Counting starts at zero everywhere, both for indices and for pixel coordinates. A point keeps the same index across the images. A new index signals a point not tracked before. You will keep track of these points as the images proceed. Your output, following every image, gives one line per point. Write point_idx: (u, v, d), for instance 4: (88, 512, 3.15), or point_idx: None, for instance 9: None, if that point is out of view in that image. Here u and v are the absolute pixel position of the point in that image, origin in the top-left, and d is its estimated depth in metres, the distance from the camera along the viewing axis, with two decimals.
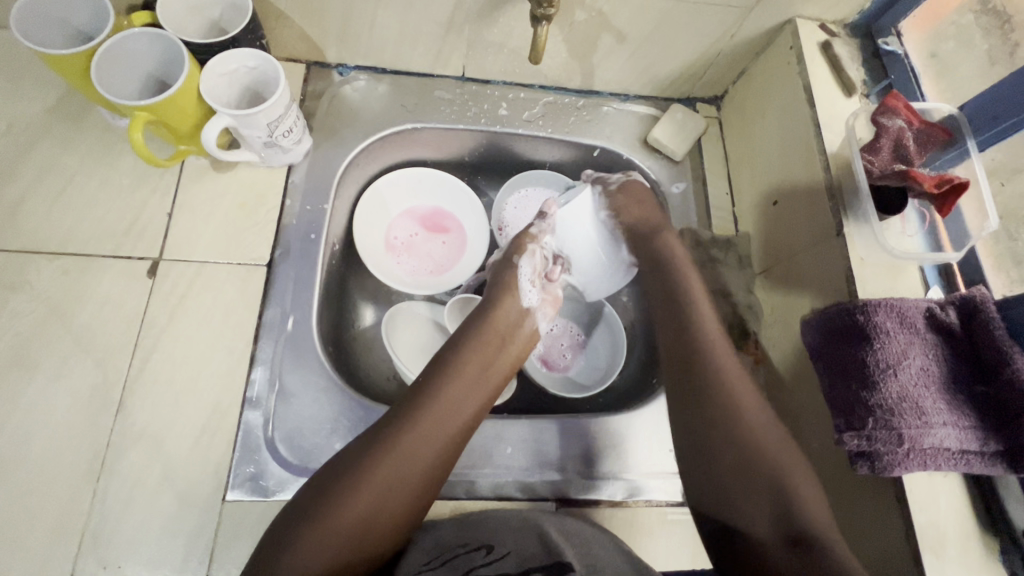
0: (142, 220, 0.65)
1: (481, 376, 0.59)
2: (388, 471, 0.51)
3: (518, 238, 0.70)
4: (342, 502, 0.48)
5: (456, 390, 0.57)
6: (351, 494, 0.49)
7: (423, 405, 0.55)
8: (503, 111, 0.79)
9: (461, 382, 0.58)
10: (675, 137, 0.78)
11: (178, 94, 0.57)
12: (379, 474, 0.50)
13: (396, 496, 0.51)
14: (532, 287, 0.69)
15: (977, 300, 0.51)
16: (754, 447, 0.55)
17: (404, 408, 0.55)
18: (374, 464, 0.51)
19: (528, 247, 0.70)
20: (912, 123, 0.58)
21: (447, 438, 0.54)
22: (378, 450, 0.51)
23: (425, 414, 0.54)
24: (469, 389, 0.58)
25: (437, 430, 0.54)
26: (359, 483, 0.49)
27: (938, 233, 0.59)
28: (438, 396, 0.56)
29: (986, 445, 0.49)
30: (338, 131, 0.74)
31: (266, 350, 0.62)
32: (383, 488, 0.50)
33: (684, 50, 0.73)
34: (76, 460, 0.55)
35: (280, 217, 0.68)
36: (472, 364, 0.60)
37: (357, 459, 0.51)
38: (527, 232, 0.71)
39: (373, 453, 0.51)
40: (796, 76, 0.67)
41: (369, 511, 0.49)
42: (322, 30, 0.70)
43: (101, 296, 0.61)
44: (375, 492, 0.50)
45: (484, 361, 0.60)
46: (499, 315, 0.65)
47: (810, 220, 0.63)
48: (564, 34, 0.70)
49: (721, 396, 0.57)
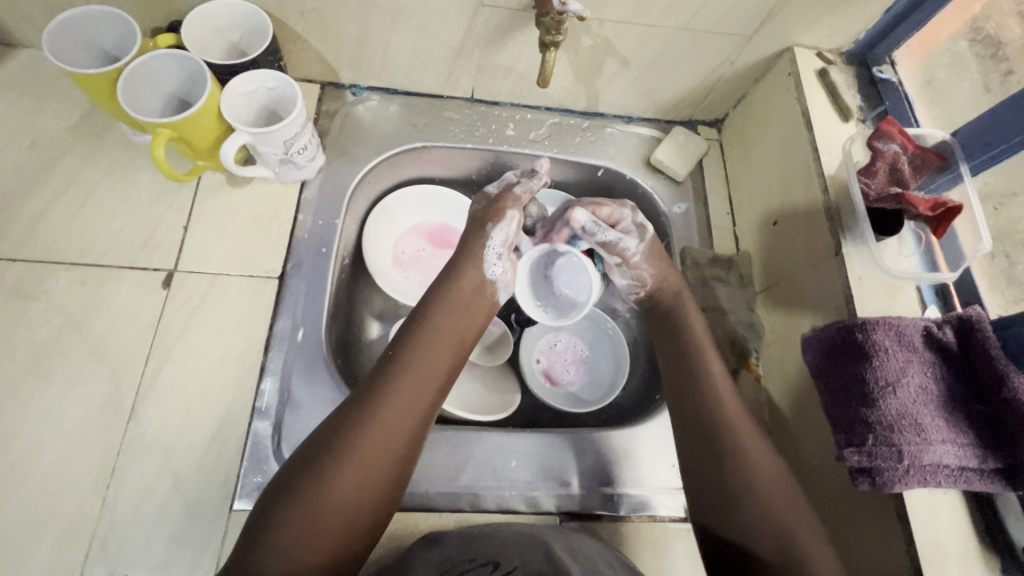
0: (159, 233, 0.66)
1: (447, 345, 0.60)
2: (365, 449, 0.51)
3: (500, 200, 0.69)
4: (325, 486, 0.48)
5: (422, 361, 0.58)
6: (333, 477, 0.49)
7: (391, 380, 0.55)
8: (510, 131, 0.81)
9: (427, 353, 0.59)
10: (677, 159, 0.80)
11: (199, 112, 0.59)
12: (355, 452, 0.50)
13: (379, 472, 0.51)
14: (498, 258, 0.68)
15: (973, 319, 0.53)
16: (738, 454, 0.55)
17: (371, 385, 0.55)
18: (351, 443, 0.51)
19: (501, 220, 0.68)
20: (907, 148, 0.61)
21: (420, 408, 0.55)
22: (350, 429, 0.51)
23: (395, 388, 0.55)
24: (434, 358, 0.59)
25: (409, 401, 0.54)
26: (340, 467, 0.49)
27: (934, 254, 0.61)
28: (405, 370, 0.56)
29: (984, 462, 0.50)
30: (350, 148, 0.76)
31: (276, 361, 0.63)
32: (365, 465, 0.50)
33: (686, 76, 0.75)
34: (87, 468, 0.56)
35: (293, 231, 0.70)
36: (438, 334, 0.60)
37: (333, 442, 0.51)
38: (508, 195, 0.70)
39: (348, 432, 0.51)
40: (794, 101, 0.69)
41: (355, 491, 0.49)
42: (338, 53, 0.72)
43: (117, 306, 0.62)
44: (355, 472, 0.50)
45: (448, 330, 0.61)
46: (463, 282, 0.65)
47: (810, 240, 0.65)
48: (571, 59, 0.72)
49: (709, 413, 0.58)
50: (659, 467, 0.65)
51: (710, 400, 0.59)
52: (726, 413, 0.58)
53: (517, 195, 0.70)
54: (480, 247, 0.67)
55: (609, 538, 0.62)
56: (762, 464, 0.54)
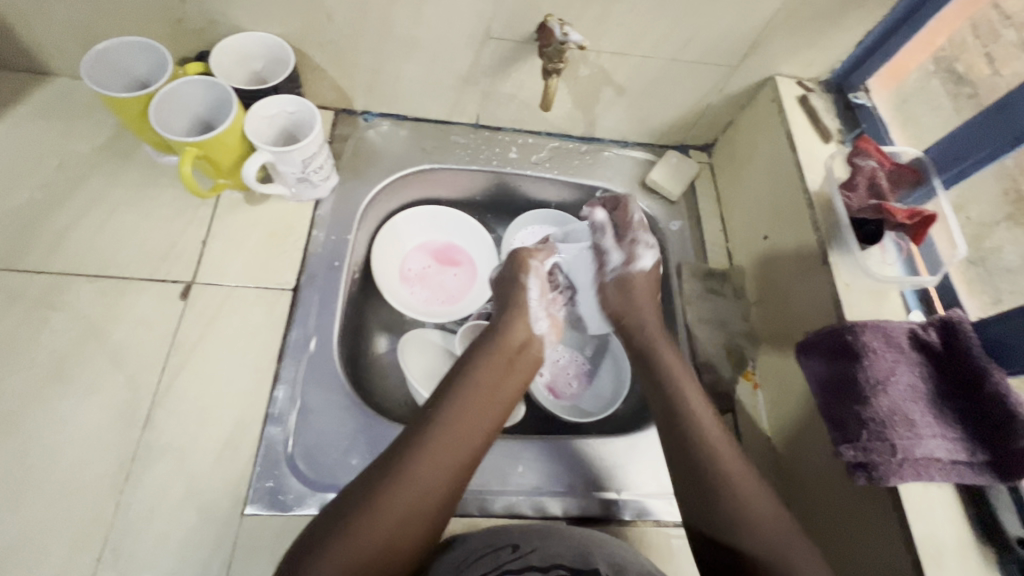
0: (178, 247, 0.69)
1: (488, 404, 0.61)
2: (397, 506, 0.52)
3: (518, 253, 0.75)
4: (354, 538, 0.49)
5: (462, 419, 0.58)
6: (363, 531, 0.50)
7: (429, 436, 0.56)
8: (513, 154, 0.86)
9: (468, 410, 0.59)
10: (671, 180, 0.85)
11: (225, 133, 0.63)
12: (386, 508, 0.51)
13: (407, 531, 0.51)
14: (540, 312, 0.71)
15: (954, 321, 0.56)
16: (722, 480, 0.56)
17: (409, 439, 0.56)
18: (383, 497, 0.52)
19: (530, 269, 0.73)
20: (884, 164, 0.65)
21: (452, 469, 0.55)
22: (385, 482, 0.53)
23: (429, 446, 0.55)
24: (473, 416, 0.59)
25: (442, 462, 0.55)
26: (370, 521, 0.50)
27: (914, 261, 0.65)
28: (443, 426, 0.57)
29: (973, 455, 0.52)
30: (362, 170, 0.80)
31: (289, 370, 0.65)
32: (395, 523, 0.51)
33: (678, 103, 0.81)
34: (102, 473, 0.57)
35: (307, 246, 0.73)
36: (479, 391, 0.61)
37: (369, 491, 0.52)
38: (525, 249, 0.75)
39: (382, 485, 0.52)
40: (778, 124, 0.75)
41: (382, 545, 0.50)
42: (353, 81, 0.77)
43: (136, 316, 0.65)
44: (386, 530, 0.50)
45: (488, 387, 0.62)
46: (511, 341, 0.67)
47: (799, 251, 0.68)
48: (570, 88, 0.78)
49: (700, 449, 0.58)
50: (663, 473, 0.66)
51: (675, 426, 0.60)
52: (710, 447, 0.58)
53: (534, 254, 0.75)
54: (523, 302, 0.71)
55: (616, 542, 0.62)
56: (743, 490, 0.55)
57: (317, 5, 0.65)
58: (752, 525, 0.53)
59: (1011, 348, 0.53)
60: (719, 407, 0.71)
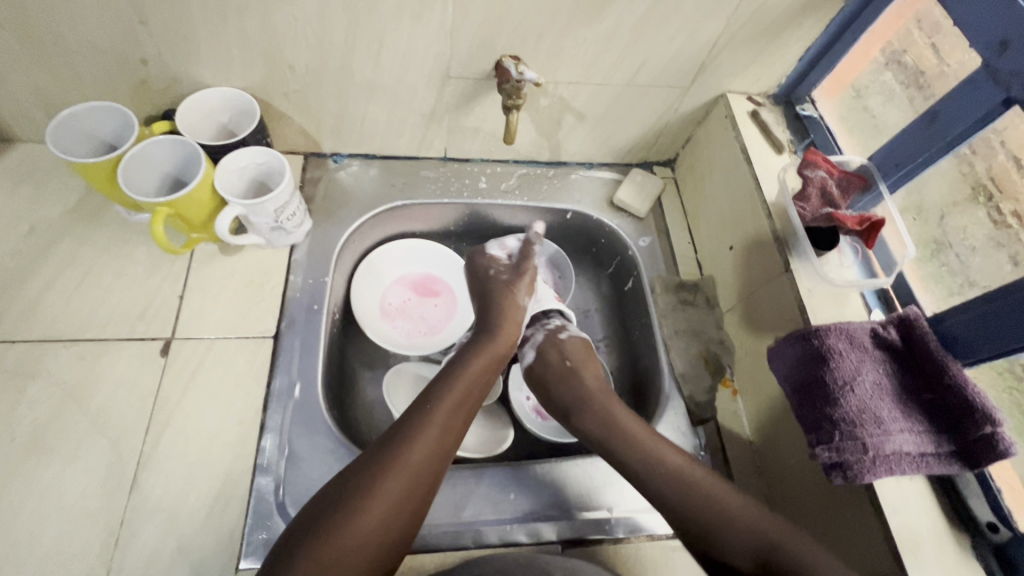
0: (156, 304, 0.69)
1: (469, 396, 0.64)
2: (389, 497, 0.54)
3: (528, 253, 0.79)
4: (348, 530, 0.51)
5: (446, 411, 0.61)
6: (354, 526, 0.52)
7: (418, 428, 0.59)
8: (483, 184, 0.88)
9: (454, 404, 0.62)
10: (637, 198, 0.87)
11: (195, 190, 0.64)
12: (376, 500, 0.53)
13: (396, 517, 0.54)
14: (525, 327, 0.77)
15: (910, 317, 0.59)
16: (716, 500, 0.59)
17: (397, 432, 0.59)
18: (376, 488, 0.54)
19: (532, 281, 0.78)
20: (833, 173, 0.70)
21: (442, 456, 0.59)
22: (376, 477, 0.55)
23: (418, 439, 0.58)
24: (458, 409, 0.62)
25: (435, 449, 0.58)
26: (362, 513, 0.53)
27: (871, 262, 0.69)
28: (430, 420, 0.60)
29: (939, 446, 0.54)
30: (335, 211, 0.81)
31: (275, 418, 0.65)
32: (386, 514, 0.54)
33: (637, 124, 0.84)
34: (90, 540, 0.56)
35: (285, 291, 0.73)
36: (463, 385, 0.64)
37: (359, 485, 0.54)
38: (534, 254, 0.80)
39: (374, 478, 0.55)
40: (733, 139, 0.78)
41: (372, 531, 0.52)
42: (320, 126, 0.79)
43: (117, 377, 0.64)
44: (379, 521, 0.53)
45: (472, 382, 0.65)
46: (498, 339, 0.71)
47: (763, 259, 0.71)
48: (532, 118, 0.80)
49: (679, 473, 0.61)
50: None
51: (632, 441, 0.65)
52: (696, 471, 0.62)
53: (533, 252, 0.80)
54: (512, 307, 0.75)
55: (611, 561, 0.63)
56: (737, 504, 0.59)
57: (278, 59, 0.67)
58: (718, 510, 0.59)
59: (965, 341, 0.56)
60: (701, 416, 0.73)
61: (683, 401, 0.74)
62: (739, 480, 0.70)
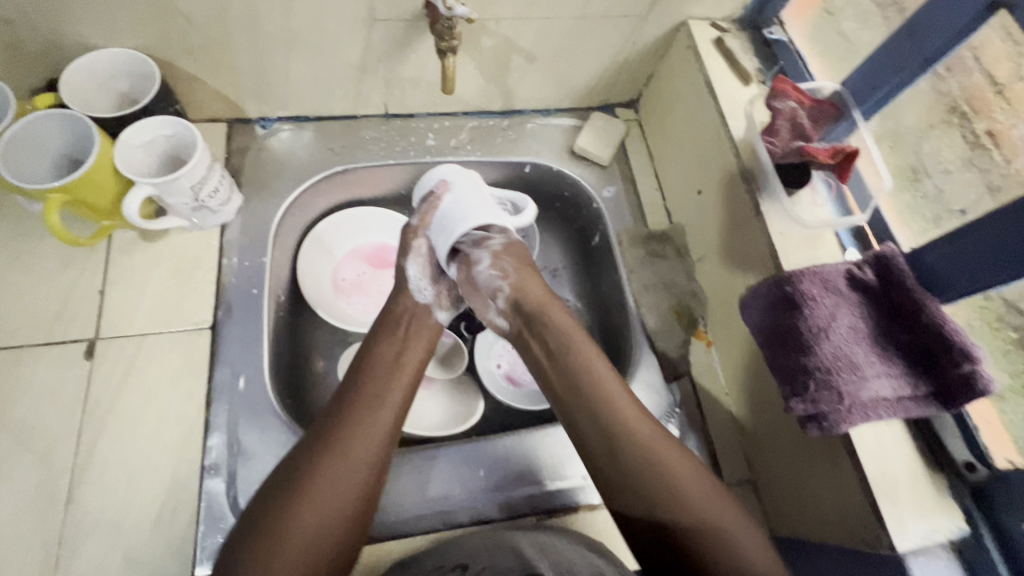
0: (73, 302, 0.63)
1: (379, 417, 0.55)
2: (308, 516, 0.49)
3: (427, 201, 0.66)
4: (271, 563, 0.47)
5: (355, 425, 0.54)
6: (275, 554, 0.47)
7: (328, 439, 0.53)
8: (431, 141, 0.80)
9: (368, 401, 0.56)
10: (599, 144, 0.81)
11: (93, 170, 0.56)
12: (292, 523, 0.48)
13: (325, 538, 0.49)
14: (424, 283, 0.65)
15: (887, 256, 0.55)
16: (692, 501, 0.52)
17: (308, 444, 0.53)
18: (295, 508, 0.49)
19: (413, 258, 0.66)
20: (803, 103, 0.64)
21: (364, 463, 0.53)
22: (291, 497, 0.49)
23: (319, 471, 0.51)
24: (368, 420, 0.54)
25: (352, 459, 0.52)
26: (284, 535, 0.48)
27: (846, 198, 0.64)
28: (332, 454, 0.52)
29: (917, 388, 0.52)
30: (267, 183, 0.74)
31: (220, 414, 0.61)
32: (310, 534, 0.49)
33: (593, 61, 0.76)
34: (28, 562, 0.52)
35: (219, 276, 0.67)
36: (364, 404, 0.56)
37: (275, 505, 0.49)
38: (435, 194, 0.66)
39: (289, 498, 0.49)
40: (697, 72, 0.71)
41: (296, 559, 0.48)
42: (238, 88, 0.70)
43: (38, 387, 0.59)
44: (307, 544, 0.48)
45: (373, 402, 0.56)
46: (401, 321, 0.63)
47: (732, 204, 0.67)
48: (476, 62, 0.72)
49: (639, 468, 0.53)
50: None
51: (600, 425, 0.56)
52: (671, 477, 0.53)
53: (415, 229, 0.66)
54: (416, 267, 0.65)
55: (588, 529, 0.62)
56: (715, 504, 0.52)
57: (171, 10, 0.58)
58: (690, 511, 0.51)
59: (942, 276, 0.53)
60: (675, 372, 0.70)
61: (656, 358, 0.71)
62: (715, 434, 0.68)
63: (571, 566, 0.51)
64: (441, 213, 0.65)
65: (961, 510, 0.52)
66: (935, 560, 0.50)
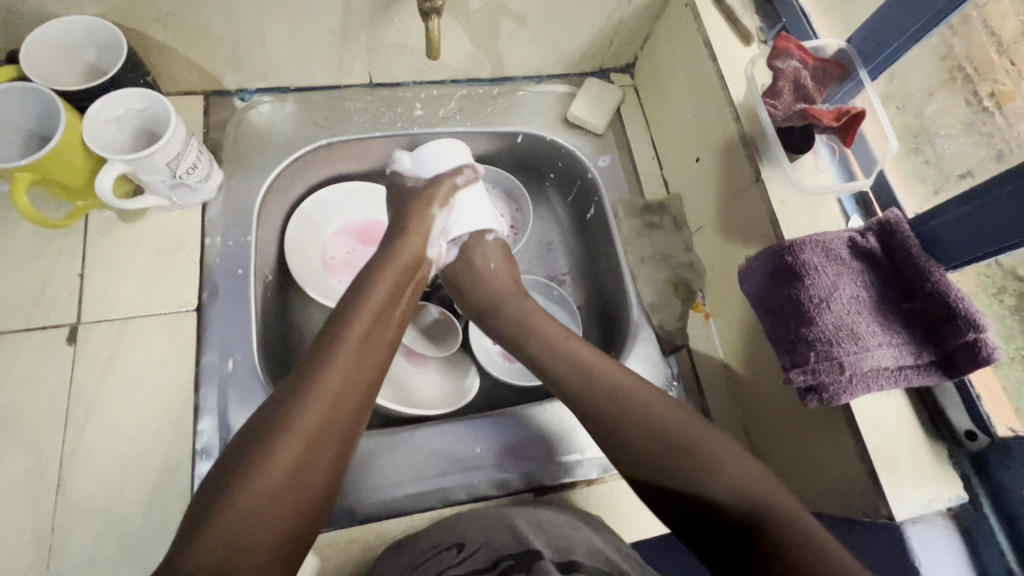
0: (52, 287, 0.61)
1: (370, 345, 0.55)
2: (281, 468, 0.46)
3: (433, 183, 0.66)
4: (241, 515, 0.44)
5: (351, 353, 0.53)
6: (242, 507, 0.44)
7: (306, 392, 0.50)
8: (418, 112, 0.77)
9: (351, 356, 0.53)
10: (594, 111, 0.78)
11: (61, 147, 0.54)
12: (261, 475, 0.46)
13: (317, 451, 0.49)
14: (438, 240, 0.66)
15: (891, 222, 0.54)
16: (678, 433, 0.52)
17: (285, 397, 0.50)
18: (265, 461, 0.46)
19: (427, 229, 0.64)
20: (806, 62, 0.61)
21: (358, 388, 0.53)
22: (264, 450, 0.47)
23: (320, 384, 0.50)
24: (363, 352, 0.54)
25: (347, 378, 0.52)
26: (252, 486, 0.45)
27: (849, 162, 0.62)
28: (330, 371, 0.51)
29: (920, 357, 0.50)
30: (249, 158, 0.70)
31: (210, 397, 0.60)
32: (281, 487, 0.46)
33: (587, 23, 0.73)
34: (21, 549, 0.52)
35: (202, 257, 0.65)
36: (361, 332, 0.55)
37: (245, 456, 0.46)
38: (447, 177, 0.66)
39: (263, 450, 0.47)
40: (695, 32, 0.68)
41: (287, 473, 0.47)
42: (212, 58, 0.66)
43: (20, 374, 0.57)
44: (285, 484, 0.46)
45: (370, 331, 0.56)
46: (387, 275, 0.60)
47: (732, 171, 0.65)
48: (463, 25, 0.69)
49: (636, 429, 0.53)
50: None
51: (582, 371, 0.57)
52: (656, 419, 0.53)
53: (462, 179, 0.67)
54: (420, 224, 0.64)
55: (585, 503, 0.62)
56: (705, 449, 0.51)
57: None
58: (688, 446, 0.51)
59: (948, 243, 0.51)
60: (672, 345, 0.69)
61: (654, 332, 0.69)
62: (713, 406, 0.67)
63: (568, 544, 0.51)
64: (457, 203, 0.67)
65: (960, 478, 0.52)
66: (934, 527, 0.50)
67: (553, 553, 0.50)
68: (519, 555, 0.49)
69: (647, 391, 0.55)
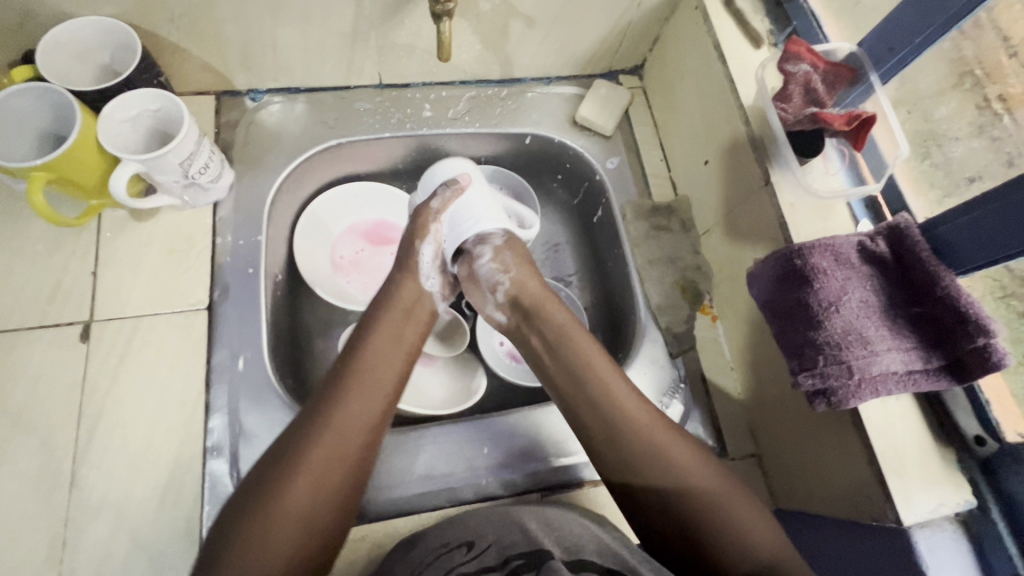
0: (65, 285, 0.61)
1: (379, 378, 0.55)
2: (300, 492, 0.47)
3: (420, 212, 0.63)
4: (258, 540, 0.44)
5: (361, 385, 0.53)
6: (260, 531, 0.45)
7: (325, 415, 0.51)
8: (427, 113, 0.77)
9: (364, 384, 0.54)
10: (602, 113, 0.78)
11: (76, 147, 0.54)
12: (279, 514, 0.46)
13: (331, 489, 0.48)
14: (431, 271, 0.64)
15: (901, 227, 0.54)
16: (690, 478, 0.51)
17: (304, 424, 0.50)
18: (285, 481, 0.47)
19: (416, 262, 0.63)
20: (817, 66, 0.61)
21: (371, 423, 0.52)
22: (284, 473, 0.47)
23: (333, 418, 0.51)
24: (373, 384, 0.54)
25: (359, 413, 0.52)
26: (272, 522, 0.45)
27: (859, 167, 0.62)
28: (341, 405, 0.52)
29: (929, 361, 0.50)
30: (260, 159, 0.71)
31: (220, 396, 0.60)
32: (301, 519, 0.47)
33: (596, 25, 0.73)
34: (36, 543, 0.53)
35: (213, 256, 0.65)
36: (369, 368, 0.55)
37: (266, 486, 0.47)
38: (426, 204, 0.64)
39: (281, 473, 0.47)
40: (705, 35, 0.68)
41: (301, 511, 0.47)
42: (224, 59, 0.67)
43: (33, 370, 0.58)
44: (300, 523, 0.46)
45: (381, 362, 0.56)
46: (397, 303, 0.61)
47: (741, 174, 0.65)
48: (473, 26, 0.69)
49: (644, 462, 0.52)
50: None
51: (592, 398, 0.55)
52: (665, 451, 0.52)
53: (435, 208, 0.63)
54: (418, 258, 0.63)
55: (593, 504, 0.62)
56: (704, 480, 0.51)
57: None
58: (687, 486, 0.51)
59: (959, 248, 0.51)
60: (679, 347, 0.69)
61: (661, 334, 0.70)
62: (720, 409, 0.68)
63: (579, 541, 0.52)
64: (446, 220, 0.64)
65: (968, 483, 0.52)
66: (942, 533, 0.50)
67: (564, 552, 0.51)
68: (528, 553, 0.51)
69: (663, 431, 0.53)
